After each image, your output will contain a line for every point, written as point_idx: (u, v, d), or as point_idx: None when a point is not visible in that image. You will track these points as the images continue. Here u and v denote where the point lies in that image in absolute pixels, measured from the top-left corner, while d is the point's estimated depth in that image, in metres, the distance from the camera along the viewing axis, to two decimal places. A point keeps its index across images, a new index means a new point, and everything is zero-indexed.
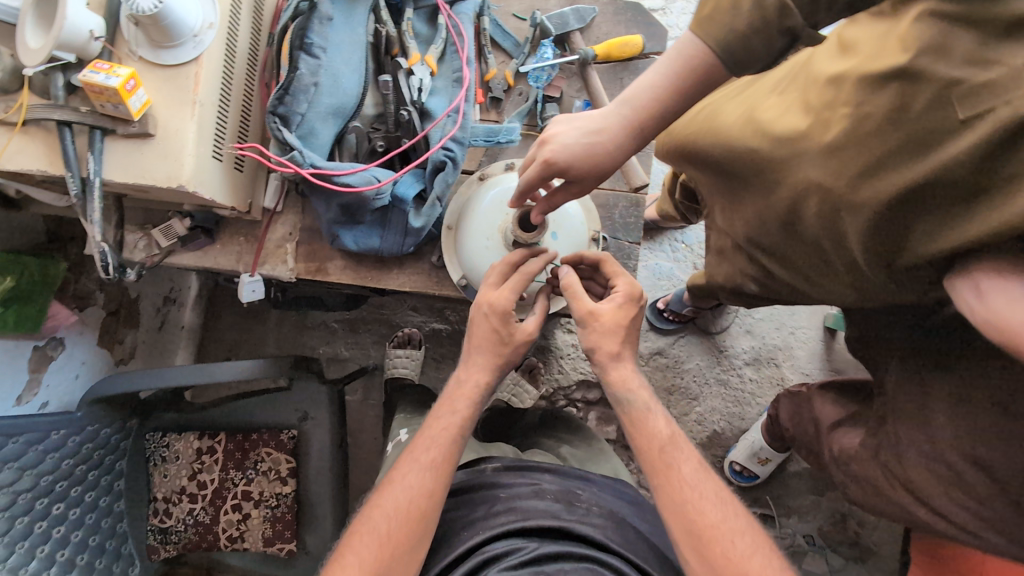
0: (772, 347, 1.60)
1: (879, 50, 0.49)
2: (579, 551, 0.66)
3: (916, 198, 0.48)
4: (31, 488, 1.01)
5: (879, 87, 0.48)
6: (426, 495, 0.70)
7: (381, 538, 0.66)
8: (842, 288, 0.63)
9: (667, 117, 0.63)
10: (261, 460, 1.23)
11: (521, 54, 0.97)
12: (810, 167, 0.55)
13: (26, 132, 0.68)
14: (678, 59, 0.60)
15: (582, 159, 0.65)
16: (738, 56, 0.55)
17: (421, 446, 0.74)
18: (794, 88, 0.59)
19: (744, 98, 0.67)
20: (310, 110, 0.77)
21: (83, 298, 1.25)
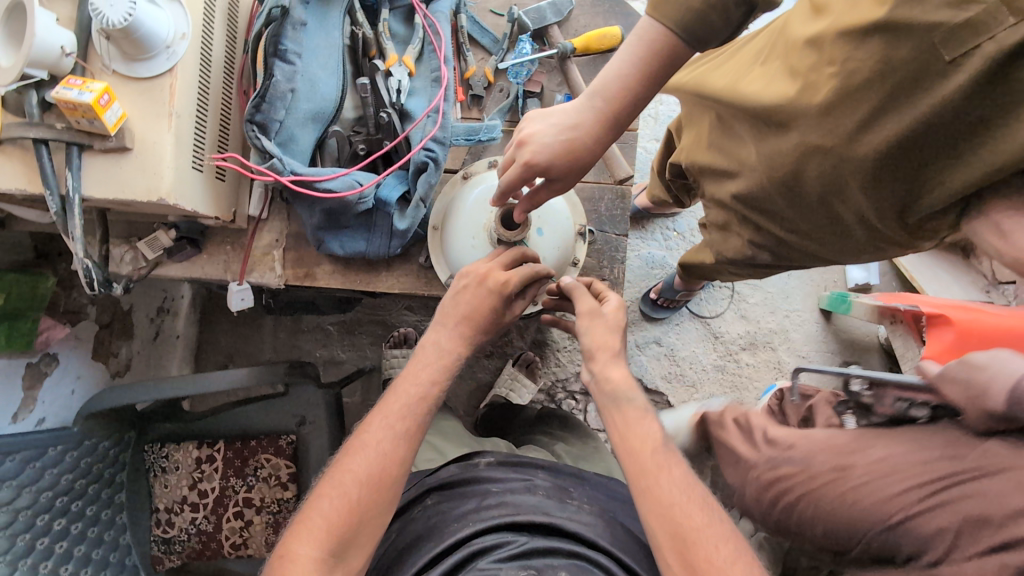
0: (767, 331, 1.61)
1: (852, 6, 0.50)
2: (567, 548, 0.70)
3: (914, 141, 0.50)
4: (31, 504, 1.01)
5: (861, 41, 0.49)
6: (395, 461, 0.70)
7: (350, 504, 0.66)
8: (852, 243, 0.66)
9: (638, 102, 0.65)
10: (261, 466, 1.25)
11: (499, 50, 0.96)
12: (810, 130, 0.56)
13: (3, 151, 0.68)
14: (640, 45, 0.62)
15: (564, 156, 0.65)
16: (696, 33, 0.58)
17: (396, 411, 0.72)
18: (775, 56, 0.60)
19: (725, 63, 0.69)
20: (288, 117, 0.77)
21: (73, 313, 1.25)
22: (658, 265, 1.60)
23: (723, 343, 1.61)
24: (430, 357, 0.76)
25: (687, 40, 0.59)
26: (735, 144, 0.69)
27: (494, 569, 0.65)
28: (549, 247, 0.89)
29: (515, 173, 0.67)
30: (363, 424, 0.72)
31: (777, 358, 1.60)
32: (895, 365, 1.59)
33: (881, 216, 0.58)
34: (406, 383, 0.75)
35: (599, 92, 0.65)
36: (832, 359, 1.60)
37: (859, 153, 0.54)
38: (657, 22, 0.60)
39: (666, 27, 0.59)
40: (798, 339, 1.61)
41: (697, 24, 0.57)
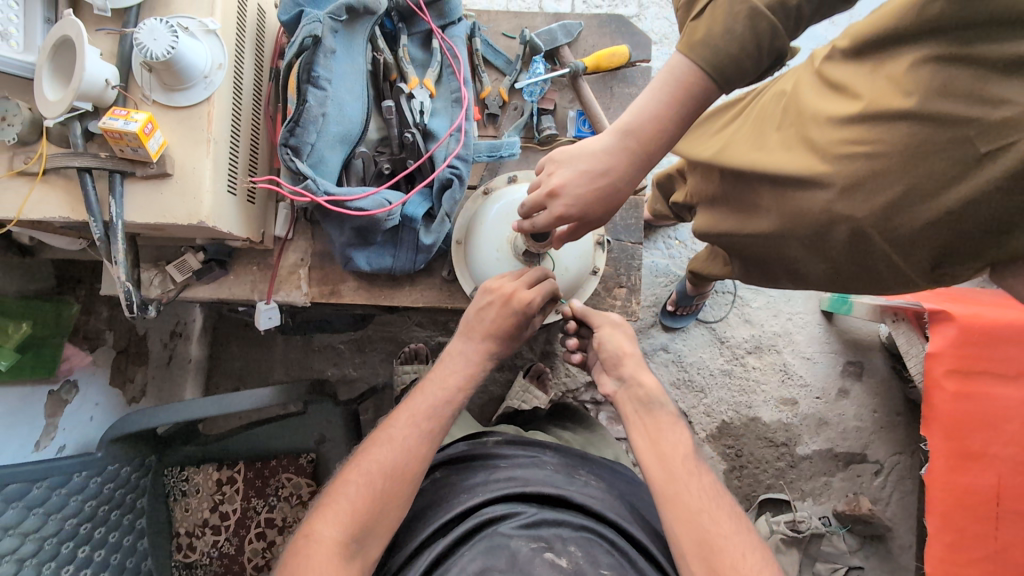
0: (772, 335, 1.64)
1: (874, 91, 0.60)
2: (577, 520, 0.73)
3: (955, 220, 0.58)
4: (57, 532, 0.98)
5: (894, 122, 0.59)
6: (416, 459, 0.75)
7: (372, 491, 0.71)
8: (870, 281, 0.70)
9: (670, 138, 0.70)
10: (282, 487, 1.29)
11: (513, 71, 1.01)
12: (834, 201, 0.64)
13: (47, 181, 0.70)
14: (674, 82, 0.67)
15: (593, 202, 0.70)
16: (727, 73, 0.64)
17: (422, 411, 0.78)
18: (789, 124, 0.69)
19: (737, 139, 0.77)
20: (319, 140, 0.79)
21: (93, 338, 1.26)
22: (664, 273, 1.63)
23: (729, 348, 1.63)
24: (457, 365, 0.81)
25: (720, 81, 0.65)
26: (750, 192, 0.74)
27: (506, 537, 0.69)
28: (570, 257, 0.93)
29: (548, 222, 0.72)
30: (389, 419, 0.78)
31: (783, 360, 1.63)
32: (898, 363, 1.63)
33: (912, 264, 0.64)
34: (432, 389, 0.80)
35: (630, 134, 0.69)
36: (835, 359, 1.63)
37: (901, 228, 0.62)
38: (691, 62, 0.65)
39: (698, 68, 0.65)
40: (803, 341, 1.64)
41: (729, 67, 0.63)
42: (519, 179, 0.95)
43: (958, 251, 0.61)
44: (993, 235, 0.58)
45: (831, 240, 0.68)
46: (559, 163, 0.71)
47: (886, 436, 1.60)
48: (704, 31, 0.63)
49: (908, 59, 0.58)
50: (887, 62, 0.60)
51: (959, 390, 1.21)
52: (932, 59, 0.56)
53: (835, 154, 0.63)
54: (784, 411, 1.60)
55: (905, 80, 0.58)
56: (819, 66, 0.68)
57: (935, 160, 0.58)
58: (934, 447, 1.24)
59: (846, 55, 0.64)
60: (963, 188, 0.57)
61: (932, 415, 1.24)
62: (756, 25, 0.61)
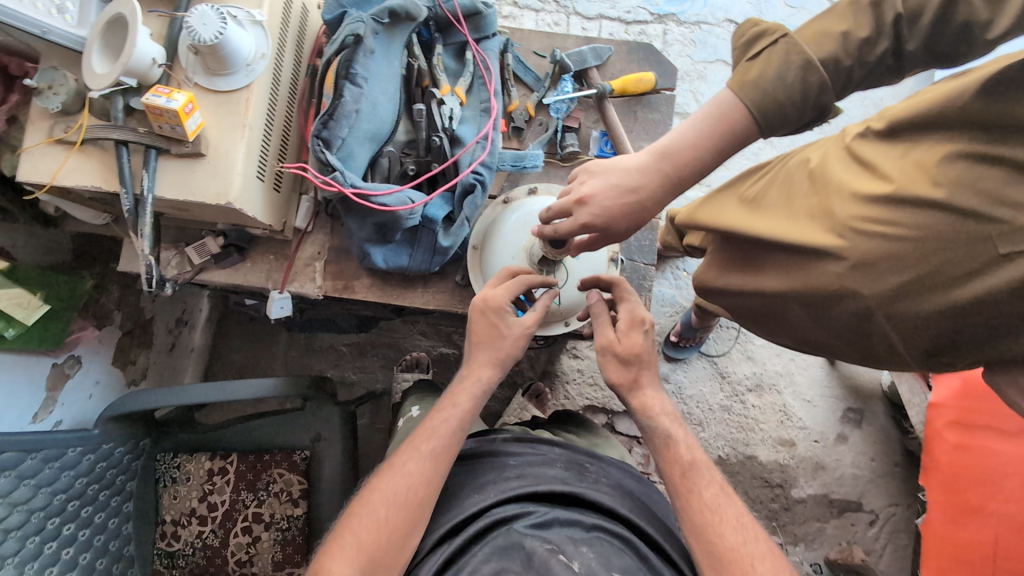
0: (774, 374, 1.64)
1: (903, 174, 0.64)
2: (590, 520, 0.73)
3: (962, 311, 0.62)
4: (44, 506, 0.97)
5: (922, 209, 0.62)
6: (423, 484, 0.76)
7: (378, 521, 0.72)
8: (874, 341, 0.71)
9: (702, 169, 0.72)
10: (273, 482, 1.25)
11: (542, 88, 1.04)
12: (849, 280, 0.68)
13: (83, 151, 0.72)
14: (717, 117, 0.69)
15: (619, 216, 0.72)
16: (772, 116, 0.66)
17: (422, 436, 0.79)
18: (815, 193, 0.72)
19: (755, 207, 0.80)
20: (350, 135, 0.81)
21: (101, 317, 1.26)
22: (670, 303, 1.64)
23: (730, 384, 1.63)
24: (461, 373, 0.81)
25: (763, 125, 0.67)
26: (766, 250, 0.78)
27: (519, 538, 0.70)
28: (583, 270, 0.95)
29: (571, 229, 0.74)
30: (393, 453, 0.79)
31: (784, 401, 1.62)
32: (898, 414, 1.62)
33: (911, 347, 0.68)
34: (442, 416, 0.81)
35: (666, 156, 0.72)
36: (836, 404, 1.62)
37: (911, 314, 0.65)
38: (738, 100, 0.68)
39: (745, 108, 0.67)
40: (804, 383, 1.64)
41: (774, 112, 0.66)
42: (539, 191, 0.97)
43: (958, 342, 0.65)
44: (997, 333, 0.62)
45: (836, 311, 0.71)
46: (593, 174, 0.74)
47: (882, 486, 1.58)
48: (756, 73, 0.66)
49: (941, 151, 0.62)
50: (917, 148, 0.64)
51: (960, 442, 1.22)
52: (965, 155, 0.60)
53: (855, 228, 0.66)
54: (782, 452, 1.58)
55: (937, 170, 0.61)
56: (850, 143, 0.72)
57: (953, 255, 0.62)
58: (932, 498, 1.24)
59: (880, 136, 0.68)
60: (976, 285, 0.61)
61: (932, 465, 1.25)
62: (808, 77, 0.63)
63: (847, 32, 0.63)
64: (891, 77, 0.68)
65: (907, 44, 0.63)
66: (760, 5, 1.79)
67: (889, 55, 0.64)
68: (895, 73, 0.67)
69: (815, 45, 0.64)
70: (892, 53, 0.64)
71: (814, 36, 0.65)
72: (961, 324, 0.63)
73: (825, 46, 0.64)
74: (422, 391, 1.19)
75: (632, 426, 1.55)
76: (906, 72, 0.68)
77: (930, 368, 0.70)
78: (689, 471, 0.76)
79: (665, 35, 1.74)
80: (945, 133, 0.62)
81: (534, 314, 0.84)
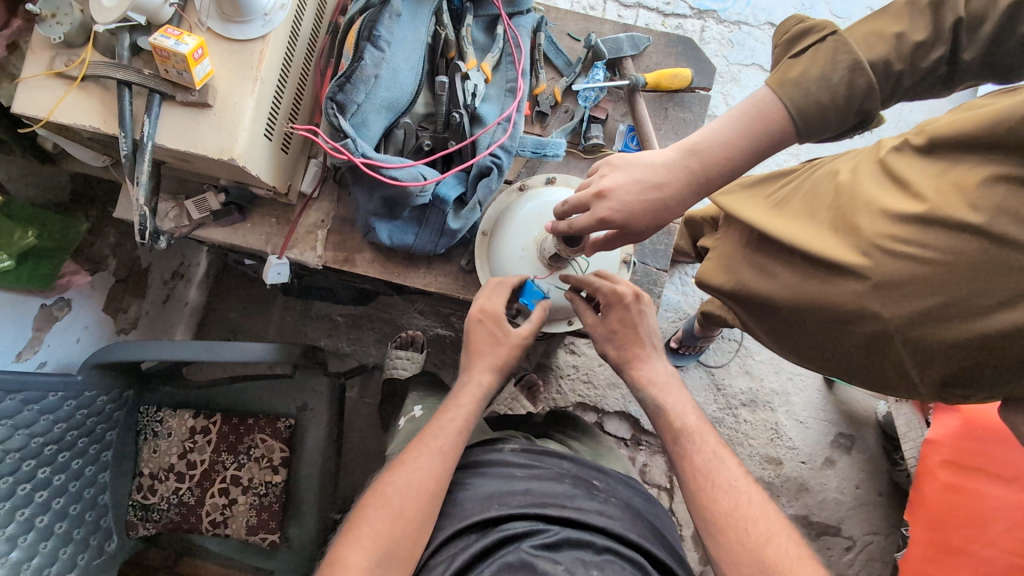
0: (770, 392, 1.61)
1: (937, 193, 0.61)
2: (600, 543, 0.75)
3: (986, 344, 0.59)
4: (22, 447, 0.95)
5: (956, 233, 0.59)
6: (433, 478, 0.78)
7: (393, 513, 0.74)
8: (887, 368, 0.68)
9: (732, 169, 0.68)
10: (255, 446, 1.21)
11: (572, 73, 0.99)
12: (870, 300, 0.64)
13: (83, 88, 0.68)
14: (754, 115, 0.64)
15: (643, 214, 0.68)
16: (811, 123, 0.62)
17: (430, 435, 0.82)
18: (840, 205, 0.69)
19: (779, 210, 0.77)
20: (367, 102, 0.77)
21: (95, 262, 1.26)
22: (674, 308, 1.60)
23: (724, 396, 1.60)
24: None
25: (801, 129, 0.62)
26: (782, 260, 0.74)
27: (529, 558, 0.72)
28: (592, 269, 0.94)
29: (587, 224, 0.70)
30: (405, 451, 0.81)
31: (776, 420, 1.59)
32: (890, 444, 1.59)
33: (923, 375, 0.65)
34: (445, 419, 0.84)
35: (694, 154, 0.68)
36: (829, 428, 1.60)
37: (928, 342, 0.62)
38: (777, 100, 0.63)
39: (784, 108, 0.62)
40: (799, 405, 1.61)
41: (814, 116, 0.61)
42: (557, 182, 0.93)
43: (976, 376, 0.61)
44: (1018, 371, 0.58)
45: (849, 333, 0.68)
46: (615, 167, 0.70)
47: (864, 514, 1.56)
48: (800, 71, 0.61)
49: (983, 172, 0.58)
50: (955, 167, 0.60)
51: (951, 482, 1.19)
52: (1007, 178, 0.56)
53: (882, 247, 0.63)
54: (767, 470, 1.56)
55: (975, 193, 0.58)
56: (884, 156, 0.68)
57: (980, 284, 0.58)
58: (914, 533, 1.22)
59: (918, 151, 0.64)
60: (1000, 318, 0.57)
61: (920, 501, 1.22)
62: (855, 79, 0.59)
63: (902, 34, 0.59)
64: (941, 89, 0.64)
65: (964, 53, 0.58)
66: (804, 10, 1.72)
67: (944, 64, 0.60)
68: (947, 84, 0.62)
69: (864, 45, 0.60)
70: (947, 60, 0.59)
71: (865, 37, 0.61)
72: (980, 359, 0.60)
73: (876, 48, 0.59)
74: (425, 395, 1.20)
75: (621, 427, 1.53)
76: (957, 86, 0.64)
77: (939, 399, 0.67)
78: (681, 439, 0.82)
79: (702, 32, 1.68)
80: (989, 154, 0.58)
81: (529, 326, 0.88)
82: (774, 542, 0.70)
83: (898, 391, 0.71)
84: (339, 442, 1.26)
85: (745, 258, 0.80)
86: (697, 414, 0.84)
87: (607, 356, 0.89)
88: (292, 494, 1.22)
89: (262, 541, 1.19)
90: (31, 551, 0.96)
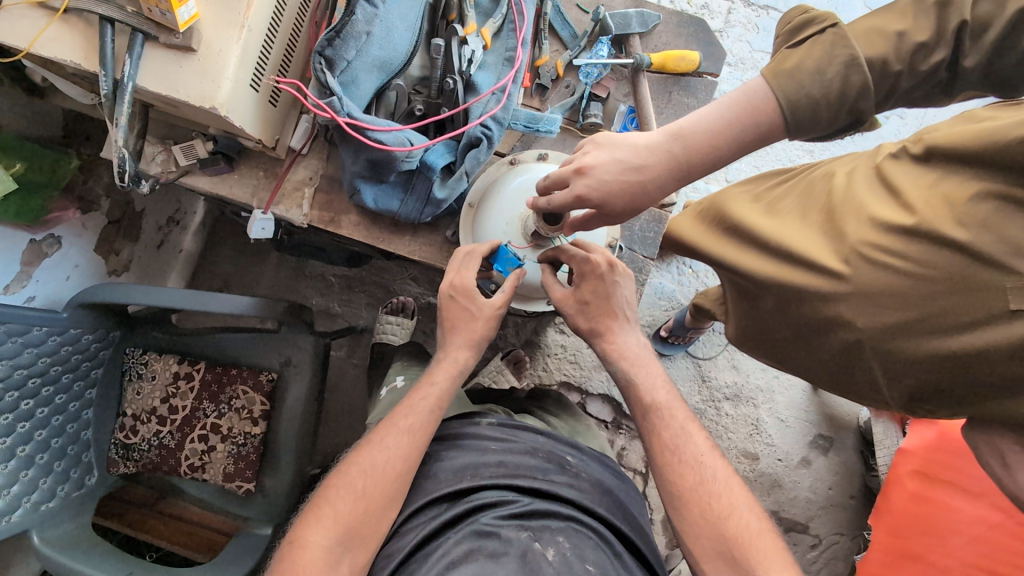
0: (755, 388, 1.61)
1: (924, 202, 0.59)
2: (565, 512, 0.77)
3: (954, 362, 0.58)
4: (5, 378, 0.97)
5: (938, 248, 0.58)
6: (401, 458, 0.79)
7: (355, 492, 0.75)
8: (859, 378, 0.67)
9: (717, 159, 0.67)
10: (236, 398, 1.21)
11: (576, 47, 0.97)
12: (847, 307, 0.63)
13: (65, 20, 0.67)
14: (741, 105, 0.63)
15: (619, 196, 0.67)
16: (802, 121, 0.60)
17: (401, 414, 0.84)
18: (832, 208, 0.67)
19: (772, 207, 0.76)
20: (357, 59, 0.75)
21: (87, 201, 1.23)
22: (667, 297, 1.60)
23: (709, 388, 1.61)
24: None
25: (790, 125, 0.61)
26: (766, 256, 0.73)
27: (495, 526, 0.74)
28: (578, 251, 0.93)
29: (565, 200, 0.69)
30: (375, 431, 0.82)
31: (758, 416, 1.60)
32: (867, 450, 1.60)
33: (893, 387, 0.64)
34: (421, 398, 0.85)
35: (679, 139, 0.66)
36: (809, 429, 1.60)
37: (900, 354, 0.61)
38: (768, 93, 0.61)
39: (776, 101, 0.61)
40: (782, 404, 1.61)
41: (805, 112, 0.59)
42: (549, 159, 0.93)
43: (943, 392, 0.61)
44: (984, 392, 0.58)
45: (825, 339, 0.67)
46: (599, 145, 0.69)
47: (833, 514, 1.58)
48: (795, 63, 0.59)
49: (972, 187, 0.56)
50: (947, 180, 0.59)
51: (919, 491, 1.21)
52: (997, 196, 0.55)
53: (864, 254, 0.62)
54: (743, 464, 1.57)
55: (963, 208, 0.56)
56: (881, 161, 0.66)
57: (956, 302, 0.57)
58: (877, 538, 1.25)
59: (914, 159, 0.62)
60: (972, 337, 0.56)
61: (886, 508, 1.24)
62: (850, 76, 0.57)
63: (904, 32, 0.56)
64: (940, 96, 0.61)
65: (965, 58, 0.56)
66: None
67: (945, 69, 0.57)
68: (946, 91, 0.60)
69: (865, 41, 0.57)
70: (947, 65, 0.57)
71: (866, 32, 0.58)
72: (948, 376, 0.59)
73: (876, 45, 0.57)
74: (407, 363, 1.21)
75: (603, 409, 1.54)
76: (958, 94, 0.61)
77: (907, 410, 0.66)
78: (647, 424, 0.82)
79: (728, 14, 1.62)
80: (980, 169, 0.56)
81: (501, 295, 0.89)
82: (736, 519, 0.72)
83: (867, 399, 0.70)
84: (320, 400, 1.28)
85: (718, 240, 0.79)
86: (667, 390, 0.84)
87: (578, 328, 0.87)
88: (271, 447, 1.23)
89: (237, 488, 1.20)
90: (11, 478, 0.99)
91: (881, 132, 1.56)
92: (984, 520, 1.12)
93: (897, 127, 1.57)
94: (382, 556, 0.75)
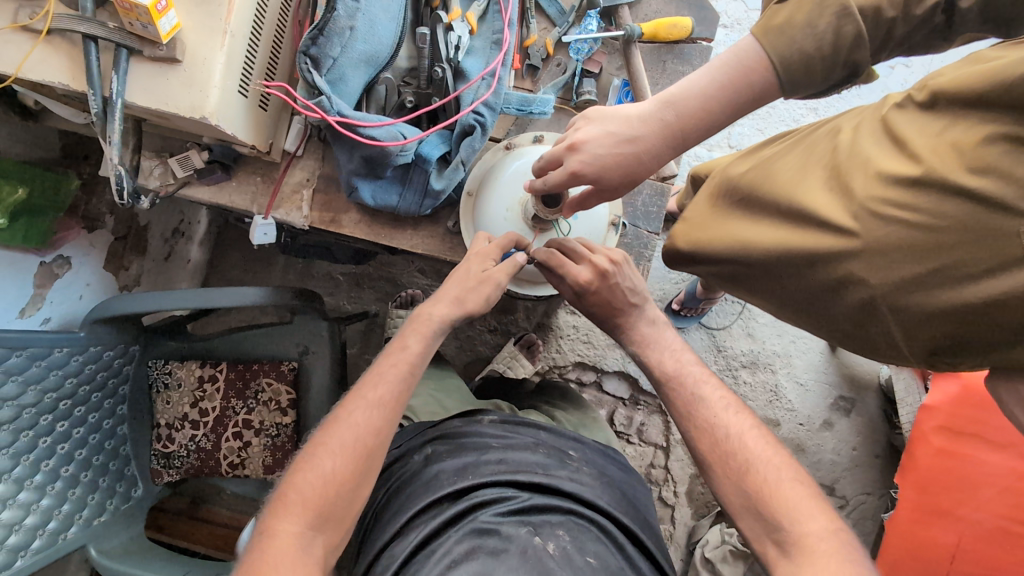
0: (771, 353, 1.60)
1: (930, 151, 0.57)
2: (564, 505, 0.78)
3: (968, 313, 0.57)
4: (36, 403, 0.98)
5: (950, 198, 0.56)
6: (372, 433, 0.73)
7: (325, 477, 0.69)
8: (877, 336, 0.66)
9: (712, 125, 0.66)
10: (261, 391, 1.21)
11: (564, 23, 0.95)
12: (857, 265, 0.62)
13: (49, 42, 0.67)
14: (736, 67, 0.62)
15: (616, 168, 0.66)
16: (796, 77, 0.59)
17: (370, 383, 0.76)
18: (834, 168, 0.66)
19: (772, 166, 0.74)
20: (343, 55, 0.74)
21: (91, 219, 1.24)
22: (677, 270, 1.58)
23: (724, 357, 1.60)
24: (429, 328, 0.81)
25: (784, 83, 0.60)
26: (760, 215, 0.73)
27: (494, 523, 0.74)
28: (580, 231, 0.91)
29: (560, 178, 0.69)
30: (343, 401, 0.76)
31: (776, 381, 1.59)
32: (890, 408, 1.59)
33: (912, 343, 0.64)
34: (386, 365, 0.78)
35: (671, 107, 0.65)
36: (829, 390, 1.59)
37: (913, 311, 0.60)
38: (761, 49, 0.60)
39: (768, 59, 0.59)
40: (801, 367, 1.60)
41: (798, 68, 0.58)
42: (544, 141, 0.92)
43: (962, 344, 0.60)
44: (1001, 342, 0.57)
45: (838, 301, 0.66)
46: (590, 120, 0.68)
47: (859, 475, 1.57)
48: (785, 18, 0.58)
49: (980, 132, 0.54)
50: (956, 126, 0.56)
51: (945, 447, 1.18)
52: (1007, 137, 0.53)
53: (873, 211, 0.60)
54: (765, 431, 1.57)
55: (972, 153, 0.54)
56: (886, 113, 0.64)
57: (969, 253, 0.56)
58: (903, 497, 1.22)
59: (919, 108, 0.60)
60: (988, 285, 0.55)
61: (911, 466, 1.21)
62: (842, 26, 0.55)
63: None
64: (938, 41, 0.59)
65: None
66: None
67: (941, 12, 0.55)
68: (945, 36, 0.57)
69: None
70: (943, 8, 0.55)
71: None
72: (966, 328, 0.58)
73: None
74: None
75: (620, 386, 1.54)
76: (958, 38, 0.59)
77: (928, 365, 0.65)
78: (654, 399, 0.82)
79: None
80: (988, 111, 0.54)
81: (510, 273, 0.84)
82: (757, 472, 0.69)
83: (887, 356, 0.69)
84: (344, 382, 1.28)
85: (729, 213, 0.78)
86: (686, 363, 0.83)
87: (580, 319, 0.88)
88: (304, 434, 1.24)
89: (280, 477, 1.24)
90: (60, 498, 1.02)
91: (887, 84, 1.51)
92: (1014, 470, 1.13)
93: (903, 77, 1.52)
94: (383, 558, 0.75)
